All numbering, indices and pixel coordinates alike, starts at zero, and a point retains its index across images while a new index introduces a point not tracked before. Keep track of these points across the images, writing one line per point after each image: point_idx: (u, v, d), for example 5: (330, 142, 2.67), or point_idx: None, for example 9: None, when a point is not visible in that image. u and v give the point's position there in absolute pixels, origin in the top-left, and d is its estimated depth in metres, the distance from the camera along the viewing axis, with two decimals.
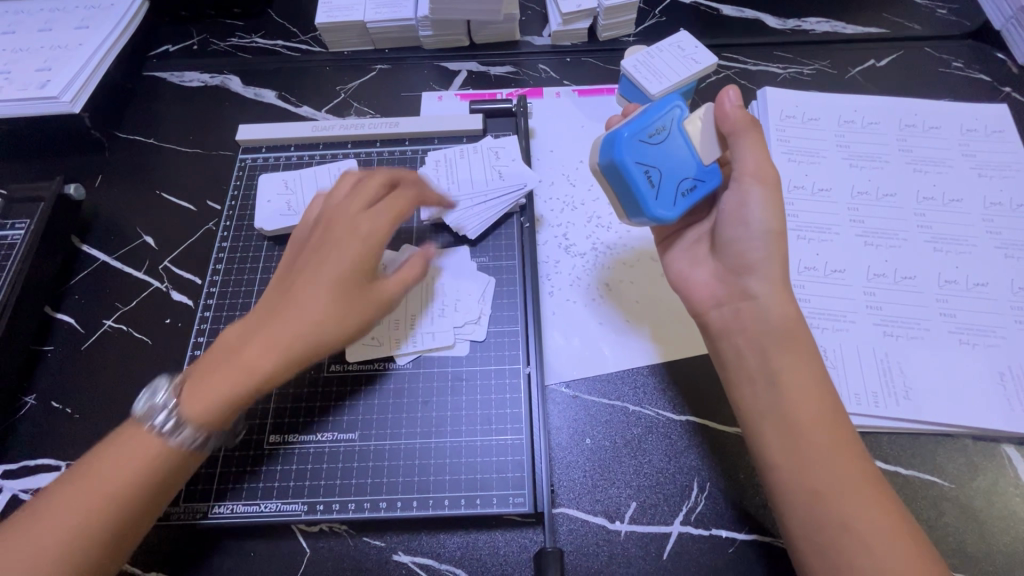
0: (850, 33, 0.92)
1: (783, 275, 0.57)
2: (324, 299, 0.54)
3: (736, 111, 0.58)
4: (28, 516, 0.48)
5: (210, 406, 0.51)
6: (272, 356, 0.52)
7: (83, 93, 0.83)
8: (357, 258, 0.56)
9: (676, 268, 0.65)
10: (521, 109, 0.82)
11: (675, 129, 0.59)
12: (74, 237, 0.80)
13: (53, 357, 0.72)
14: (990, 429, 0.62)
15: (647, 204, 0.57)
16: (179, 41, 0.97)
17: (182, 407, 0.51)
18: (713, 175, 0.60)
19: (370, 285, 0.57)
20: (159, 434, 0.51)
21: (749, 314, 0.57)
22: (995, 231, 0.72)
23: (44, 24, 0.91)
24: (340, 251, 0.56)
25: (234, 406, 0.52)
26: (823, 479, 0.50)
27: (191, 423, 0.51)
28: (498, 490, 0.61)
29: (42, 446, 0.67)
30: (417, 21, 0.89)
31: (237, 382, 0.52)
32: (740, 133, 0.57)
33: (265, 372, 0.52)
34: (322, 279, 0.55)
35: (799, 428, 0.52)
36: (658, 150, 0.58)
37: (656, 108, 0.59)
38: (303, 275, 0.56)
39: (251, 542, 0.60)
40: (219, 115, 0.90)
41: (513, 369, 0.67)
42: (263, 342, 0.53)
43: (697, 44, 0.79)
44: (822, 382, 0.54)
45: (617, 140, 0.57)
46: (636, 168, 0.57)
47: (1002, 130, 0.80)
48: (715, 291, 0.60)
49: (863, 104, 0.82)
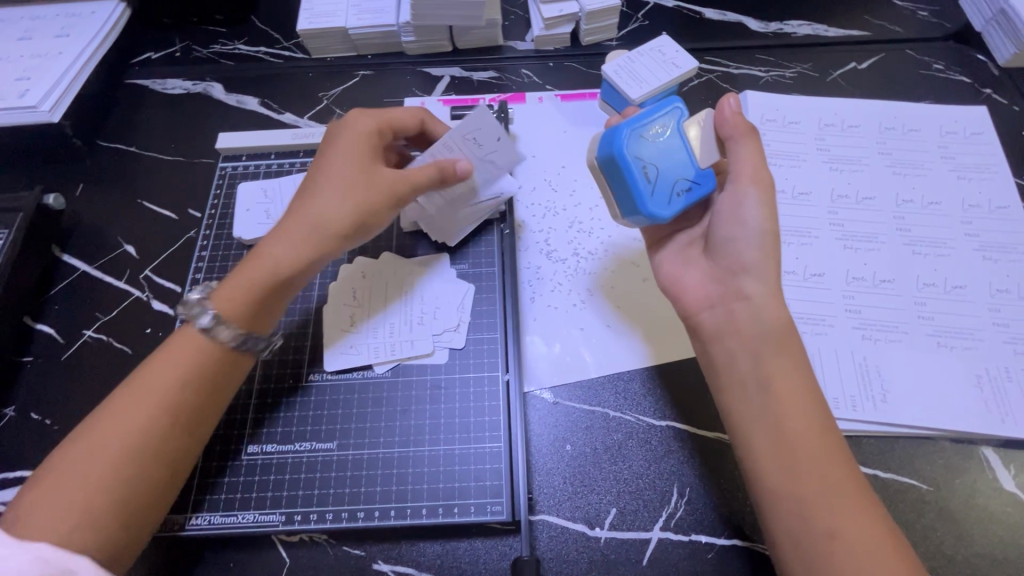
0: (831, 35, 0.93)
1: (776, 278, 0.57)
2: (341, 205, 0.62)
3: (736, 117, 0.58)
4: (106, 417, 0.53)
5: (246, 304, 0.59)
6: (299, 255, 0.60)
7: (63, 102, 0.83)
8: (369, 171, 0.63)
9: (667, 270, 0.65)
10: (502, 115, 0.83)
11: (676, 130, 0.60)
12: (54, 246, 0.80)
13: (32, 368, 0.72)
14: (967, 431, 0.62)
15: (642, 200, 0.58)
16: (161, 48, 0.96)
17: (218, 308, 0.58)
18: (711, 178, 0.59)
19: (387, 189, 0.64)
20: (205, 333, 0.57)
21: (743, 316, 0.57)
22: (973, 234, 0.72)
23: (25, 32, 0.90)
24: (351, 168, 0.63)
25: (270, 299, 0.60)
26: (807, 483, 0.50)
27: (230, 318, 0.58)
28: (476, 498, 0.61)
29: (21, 458, 0.67)
30: (399, 27, 0.89)
31: (269, 279, 0.59)
32: (739, 137, 0.58)
33: (293, 269, 0.60)
34: (336, 191, 0.62)
35: (789, 430, 0.52)
36: (657, 148, 0.59)
37: (658, 108, 0.60)
38: (310, 191, 0.63)
39: (231, 552, 0.60)
40: (201, 122, 0.90)
41: (492, 377, 0.67)
42: (290, 243, 0.61)
43: (678, 49, 0.79)
44: (811, 386, 0.54)
45: (615, 134, 0.58)
46: (633, 164, 0.58)
47: (981, 132, 0.80)
48: (708, 292, 0.60)
49: (844, 107, 0.82)
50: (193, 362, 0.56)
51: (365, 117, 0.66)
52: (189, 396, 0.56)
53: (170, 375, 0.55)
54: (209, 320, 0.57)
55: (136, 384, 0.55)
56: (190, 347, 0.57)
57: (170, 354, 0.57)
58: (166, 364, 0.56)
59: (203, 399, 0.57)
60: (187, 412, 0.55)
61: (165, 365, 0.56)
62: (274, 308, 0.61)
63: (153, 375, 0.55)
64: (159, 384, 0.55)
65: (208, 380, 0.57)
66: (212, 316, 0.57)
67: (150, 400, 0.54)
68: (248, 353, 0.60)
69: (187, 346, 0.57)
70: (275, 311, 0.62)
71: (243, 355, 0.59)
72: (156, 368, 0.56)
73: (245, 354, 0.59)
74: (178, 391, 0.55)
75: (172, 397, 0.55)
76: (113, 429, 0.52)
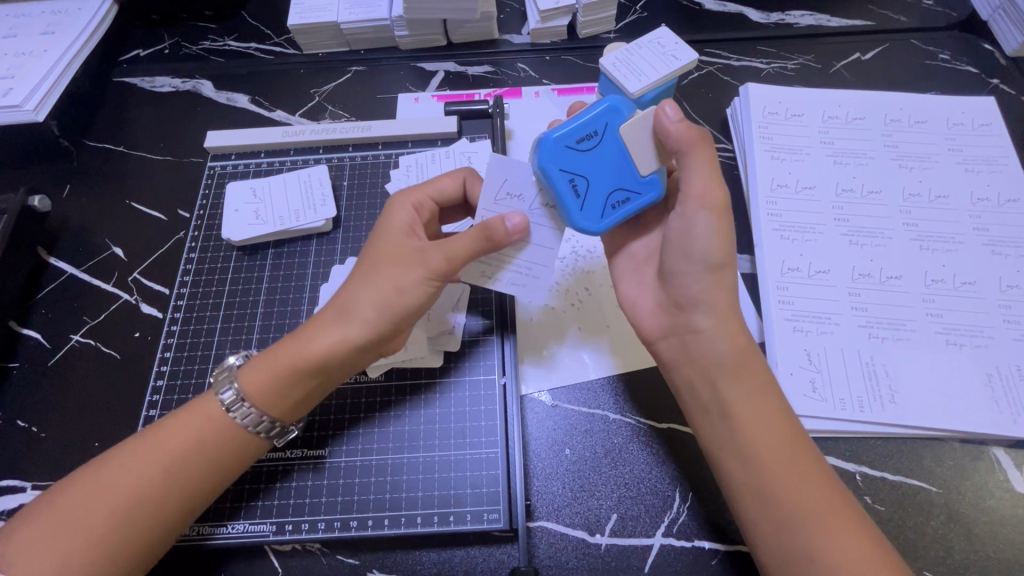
0: (835, 26, 0.90)
1: (729, 307, 0.55)
2: (371, 285, 0.54)
3: (680, 127, 0.52)
4: (131, 457, 0.52)
5: (270, 393, 0.54)
6: (326, 344, 0.53)
7: (47, 101, 0.81)
8: (408, 246, 0.56)
9: (624, 292, 0.64)
10: (498, 110, 0.81)
11: (609, 135, 0.54)
12: (41, 249, 0.78)
13: (19, 374, 0.70)
14: (979, 432, 0.60)
15: (571, 215, 0.54)
16: (149, 45, 0.94)
17: (239, 385, 0.54)
18: (651, 186, 0.55)
19: (420, 261, 0.54)
20: (222, 406, 0.54)
21: (694, 349, 0.56)
22: (982, 228, 0.70)
23: (9, 29, 0.88)
24: (386, 248, 0.57)
25: (296, 390, 0.55)
26: (787, 508, 0.49)
27: (251, 402, 0.54)
28: (473, 505, 0.59)
29: (7, 466, 0.65)
30: (392, 21, 0.87)
31: (293, 368, 0.54)
32: (685, 153, 0.53)
33: (317, 358, 0.53)
34: (371, 270, 0.55)
35: (754, 461, 0.51)
36: (586, 158, 0.53)
37: (590, 110, 0.53)
38: (361, 262, 0.58)
39: (222, 562, 0.59)
40: (191, 121, 0.88)
41: (488, 380, 0.66)
42: (319, 329, 0.54)
43: (678, 40, 0.76)
44: (777, 413, 0.52)
45: (541, 147, 0.53)
46: (560, 177, 0.53)
47: (989, 123, 0.78)
48: (660, 321, 0.59)
49: (848, 99, 0.80)
50: (204, 433, 0.53)
51: (405, 202, 0.60)
52: (192, 468, 0.52)
53: (178, 443, 0.52)
54: (231, 395, 0.54)
55: (146, 443, 0.52)
56: (205, 415, 0.54)
57: (185, 417, 0.54)
58: (180, 429, 0.53)
59: (207, 476, 0.53)
60: (188, 486, 0.52)
61: (178, 430, 0.53)
62: (301, 398, 0.55)
63: (164, 437, 0.53)
64: (166, 451, 0.52)
65: (214, 454, 0.53)
66: (231, 392, 0.54)
67: (164, 461, 0.51)
68: (262, 440, 0.56)
69: (203, 414, 0.54)
70: (299, 402, 0.56)
71: (256, 441, 0.55)
72: (169, 430, 0.53)
73: (258, 439, 0.55)
74: (184, 461, 0.52)
75: (177, 467, 0.52)
76: (111, 486, 0.50)
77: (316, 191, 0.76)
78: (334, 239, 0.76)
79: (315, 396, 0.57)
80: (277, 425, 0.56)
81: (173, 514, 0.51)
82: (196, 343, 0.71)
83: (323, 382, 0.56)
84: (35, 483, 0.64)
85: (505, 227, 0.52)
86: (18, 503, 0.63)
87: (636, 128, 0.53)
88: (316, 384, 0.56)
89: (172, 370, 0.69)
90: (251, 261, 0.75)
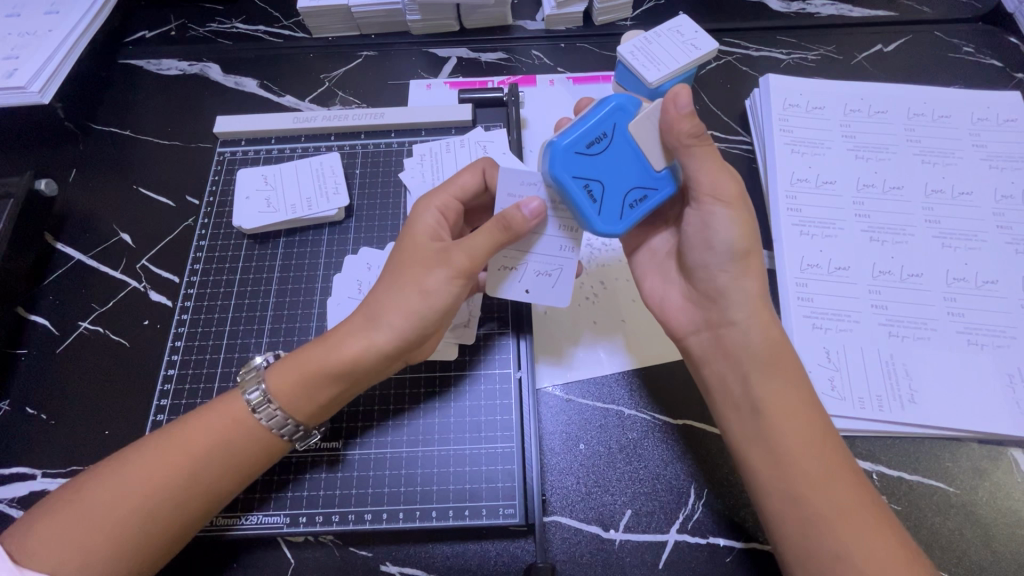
0: (856, 16, 0.88)
1: (759, 297, 0.55)
2: (400, 289, 0.54)
3: (686, 122, 0.51)
4: (153, 450, 0.51)
5: (299, 396, 0.53)
6: (357, 351, 0.53)
7: (52, 83, 0.79)
8: (432, 246, 0.55)
9: (649, 289, 0.63)
10: (512, 98, 0.79)
11: (619, 135, 0.53)
12: (48, 234, 0.77)
13: (27, 361, 0.70)
14: (999, 433, 0.59)
15: (590, 220, 0.53)
16: (155, 26, 0.92)
17: (267, 386, 0.54)
18: (668, 181, 0.54)
19: (444, 260, 0.53)
20: (249, 408, 0.53)
21: (728, 341, 0.55)
22: (1006, 226, 0.69)
23: (12, 8, 0.86)
24: (411, 245, 0.56)
25: (323, 393, 0.54)
26: (810, 506, 0.48)
27: (278, 406, 0.53)
28: (488, 500, 0.59)
29: (15, 454, 0.64)
30: (404, 5, 0.85)
31: (321, 371, 0.53)
32: (689, 148, 0.51)
33: (349, 363, 0.53)
34: (398, 271, 0.55)
35: (785, 459, 0.50)
36: (599, 161, 0.52)
37: (598, 111, 0.52)
38: (389, 263, 0.57)
39: (235, 553, 0.59)
40: (198, 105, 0.86)
41: (505, 374, 0.65)
42: (348, 334, 0.54)
43: (698, 30, 0.74)
44: (809, 410, 0.52)
45: (554, 151, 0.51)
46: (573, 183, 0.52)
47: (1015, 118, 0.76)
48: (691, 315, 0.59)
49: (871, 91, 0.78)
50: (229, 435, 0.52)
51: (431, 205, 0.58)
52: (216, 471, 0.51)
53: (203, 443, 0.52)
54: (260, 398, 0.53)
55: (170, 443, 0.51)
56: (229, 413, 0.53)
57: (210, 417, 0.53)
58: (207, 428, 0.52)
59: (234, 473, 0.52)
60: (210, 487, 0.51)
61: (203, 428, 0.52)
62: (328, 402, 0.55)
63: (188, 436, 0.52)
64: (191, 449, 0.51)
65: (239, 456, 0.52)
66: (258, 392, 0.54)
67: (188, 457, 0.51)
68: (285, 442, 0.55)
69: (229, 414, 0.53)
70: (326, 406, 0.55)
71: (280, 444, 0.54)
72: (194, 428, 0.52)
73: (281, 442, 0.54)
74: (209, 463, 0.51)
75: (201, 467, 0.51)
76: (134, 485, 0.49)
77: (329, 178, 0.75)
78: (347, 228, 0.75)
79: (341, 401, 0.56)
80: (301, 429, 0.54)
81: (196, 515, 0.51)
82: (207, 332, 0.70)
83: (351, 388, 0.55)
84: (45, 472, 0.63)
85: (521, 216, 0.52)
86: (28, 491, 0.63)
87: (643, 123, 0.52)
88: (341, 387, 0.54)
89: (183, 359, 0.68)
90: (263, 249, 0.74)
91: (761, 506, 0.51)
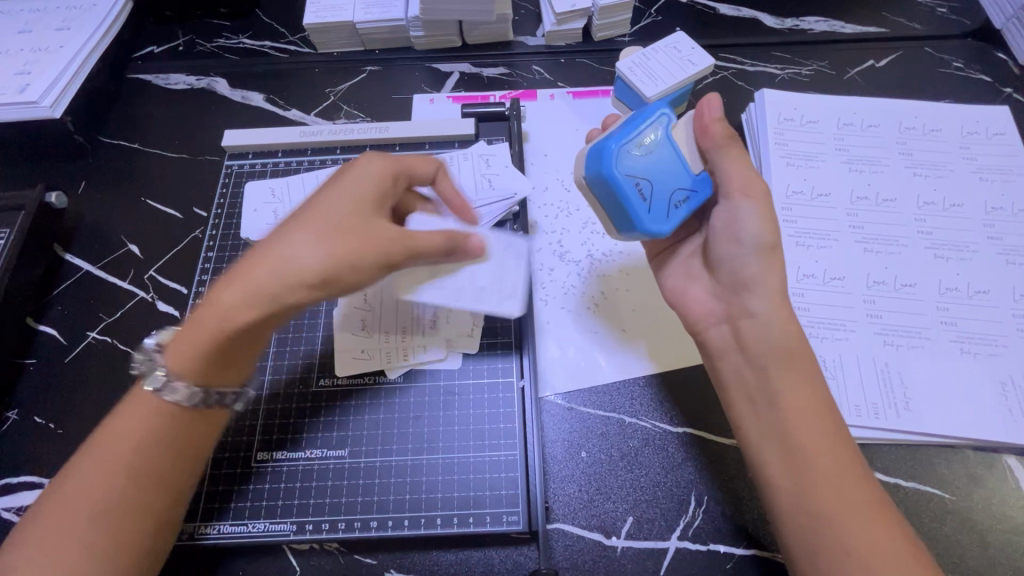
0: (849, 32, 0.91)
1: (781, 289, 0.56)
2: (302, 249, 0.51)
3: (716, 125, 0.57)
4: (99, 449, 0.51)
5: (193, 357, 0.52)
6: (240, 312, 0.50)
7: (63, 97, 0.81)
8: (352, 214, 0.53)
9: (671, 286, 0.65)
10: (514, 113, 0.81)
11: (665, 140, 0.57)
12: (57, 246, 0.78)
13: (35, 370, 0.71)
14: (992, 440, 0.61)
15: (638, 217, 0.55)
16: (164, 42, 0.94)
17: (178, 359, 0.52)
18: (705, 185, 0.58)
19: (368, 236, 0.52)
20: (158, 395, 0.52)
21: (748, 332, 0.56)
22: (996, 237, 0.71)
23: (24, 25, 0.88)
24: (330, 209, 0.53)
25: (212, 352, 0.52)
26: (821, 501, 0.49)
27: (180, 377, 0.52)
28: (492, 507, 0.60)
29: (24, 463, 0.65)
30: (408, 21, 0.87)
31: (215, 334, 0.51)
32: (722, 148, 0.57)
33: (237, 325, 0.51)
34: (283, 233, 0.52)
35: (798, 453, 0.51)
36: (647, 162, 0.55)
37: (646, 117, 0.56)
38: (300, 220, 0.53)
39: (241, 561, 0.59)
40: (205, 118, 0.88)
41: (507, 383, 0.66)
42: (223, 298, 0.51)
43: (695, 46, 0.77)
44: (822, 407, 0.53)
45: (605, 151, 0.54)
46: (625, 181, 0.54)
47: (1003, 132, 0.78)
48: (712, 308, 0.60)
49: (863, 106, 0.80)
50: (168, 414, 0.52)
51: (372, 163, 0.57)
52: (169, 449, 0.52)
53: (145, 431, 0.52)
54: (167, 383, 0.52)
55: (104, 443, 0.51)
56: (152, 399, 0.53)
57: (137, 408, 0.52)
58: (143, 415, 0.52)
59: (186, 448, 0.53)
60: (165, 467, 0.52)
61: (139, 416, 0.52)
62: (218, 363, 0.53)
63: (128, 427, 0.52)
64: (127, 441, 0.51)
65: (187, 429, 0.53)
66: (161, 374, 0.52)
67: (137, 446, 0.51)
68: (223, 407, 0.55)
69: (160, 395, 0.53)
70: (227, 365, 0.53)
71: (217, 411, 0.55)
72: (130, 418, 0.52)
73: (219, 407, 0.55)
74: (160, 444, 0.52)
75: (151, 449, 0.51)
76: (87, 490, 0.49)
77: None
78: None
79: (238, 361, 0.54)
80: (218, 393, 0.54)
81: (158, 500, 0.51)
82: None
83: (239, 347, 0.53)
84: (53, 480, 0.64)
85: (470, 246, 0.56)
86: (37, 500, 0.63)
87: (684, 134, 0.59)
88: (229, 346, 0.52)
89: None
90: None
91: (770, 502, 0.52)
